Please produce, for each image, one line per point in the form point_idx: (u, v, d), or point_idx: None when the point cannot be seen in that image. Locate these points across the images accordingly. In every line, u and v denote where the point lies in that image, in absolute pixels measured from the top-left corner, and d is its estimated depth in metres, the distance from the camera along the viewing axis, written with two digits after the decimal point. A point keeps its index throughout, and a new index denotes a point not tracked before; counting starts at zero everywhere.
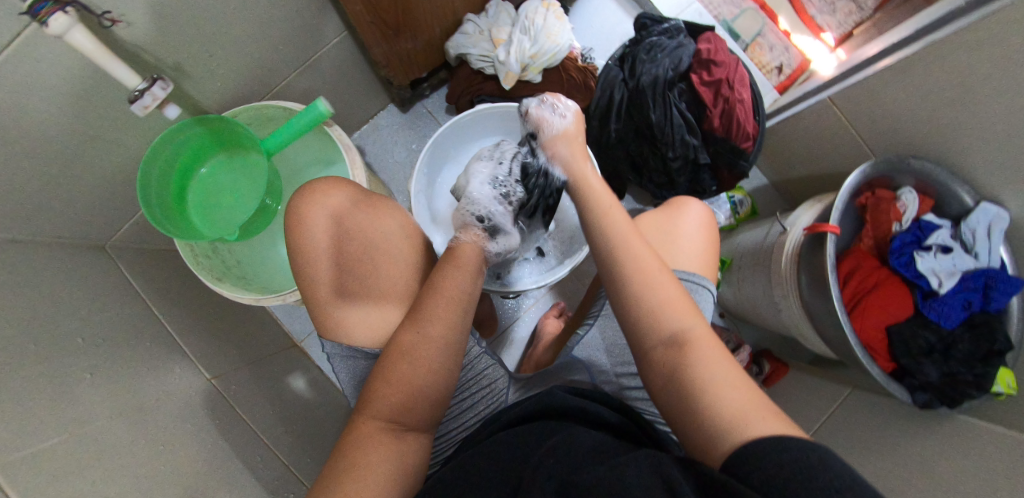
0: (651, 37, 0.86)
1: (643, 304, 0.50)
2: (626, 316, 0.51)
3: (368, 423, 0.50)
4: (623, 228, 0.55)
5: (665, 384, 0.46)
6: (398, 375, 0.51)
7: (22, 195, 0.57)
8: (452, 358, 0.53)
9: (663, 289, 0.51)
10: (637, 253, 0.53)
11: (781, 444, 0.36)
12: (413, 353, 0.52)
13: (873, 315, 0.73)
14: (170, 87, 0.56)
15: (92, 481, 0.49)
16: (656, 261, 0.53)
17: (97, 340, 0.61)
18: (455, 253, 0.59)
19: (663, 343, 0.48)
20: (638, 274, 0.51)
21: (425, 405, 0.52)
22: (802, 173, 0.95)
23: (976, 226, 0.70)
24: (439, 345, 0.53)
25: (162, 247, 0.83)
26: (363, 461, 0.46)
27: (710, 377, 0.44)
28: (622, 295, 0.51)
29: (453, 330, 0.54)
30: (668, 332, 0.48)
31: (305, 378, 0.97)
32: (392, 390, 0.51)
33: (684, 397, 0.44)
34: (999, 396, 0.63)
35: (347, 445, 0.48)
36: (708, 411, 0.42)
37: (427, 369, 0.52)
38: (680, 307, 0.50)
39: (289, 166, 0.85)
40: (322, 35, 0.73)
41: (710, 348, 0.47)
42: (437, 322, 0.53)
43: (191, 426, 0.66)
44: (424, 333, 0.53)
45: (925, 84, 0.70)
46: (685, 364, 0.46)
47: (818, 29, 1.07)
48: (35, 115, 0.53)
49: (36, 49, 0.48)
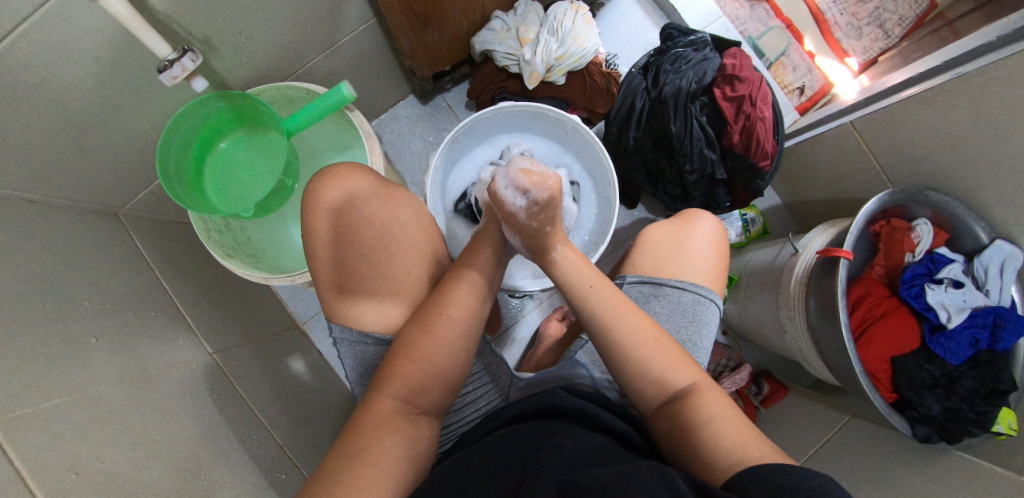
0: (677, 48, 0.87)
1: (640, 370, 0.51)
2: (626, 385, 0.53)
3: (384, 403, 0.49)
4: (610, 303, 0.54)
5: (669, 431, 0.49)
6: (418, 355, 0.52)
7: (43, 155, 0.58)
8: (469, 344, 0.55)
9: (659, 354, 0.52)
10: (629, 320, 0.53)
11: (779, 470, 0.37)
12: (435, 335, 0.53)
13: (879, 345, 0.73)
14: (198, 60, 0.56)
15: (89, 447, 0.49)
16: (650, 331, 0.53)
17: (104, 306, 0.61)
18: (476, 249, 0.59)
19: (665, 401, 0.50)
20: (632, 348, 0.52)
21: (440, 387, 0.52)
22: (818, 196, 0.95)
23: (990, 263, 0.70)
24: (462, 327, 0.54)
25: (174, 218, 0.83)
26: (380, 443, 0.46)
27: (712, 417, 0.47)
28: (617, 364, 0.53)
29: (470, 313, 0.55)
30: (670, 389, 0.51)
31: (305, 360, 0.97)
32: (411, 369, 0.51)
33: (689, 445, 0.46)
34: (999, 436, 0.64)
35: (366, 422, 0.48)
36: (715, 449, 0.44)
37: (448, 350, 0.53)
38: (678, 366, 0.52)
39: (307, 148, 0.85)
40: (349, 21, 0.73)
41: (711, 398, 0.49)
42: (457, 306, 0.54)
43: (191, 398, 0.66)
44: (449, 316, 0.54)
45: (949, 116, 0.69)
46: (689, 415, 0.48)
47: (843, 53, 1.07)
48: (61, 77, 0.53)
49: (68, 12, 0.49)
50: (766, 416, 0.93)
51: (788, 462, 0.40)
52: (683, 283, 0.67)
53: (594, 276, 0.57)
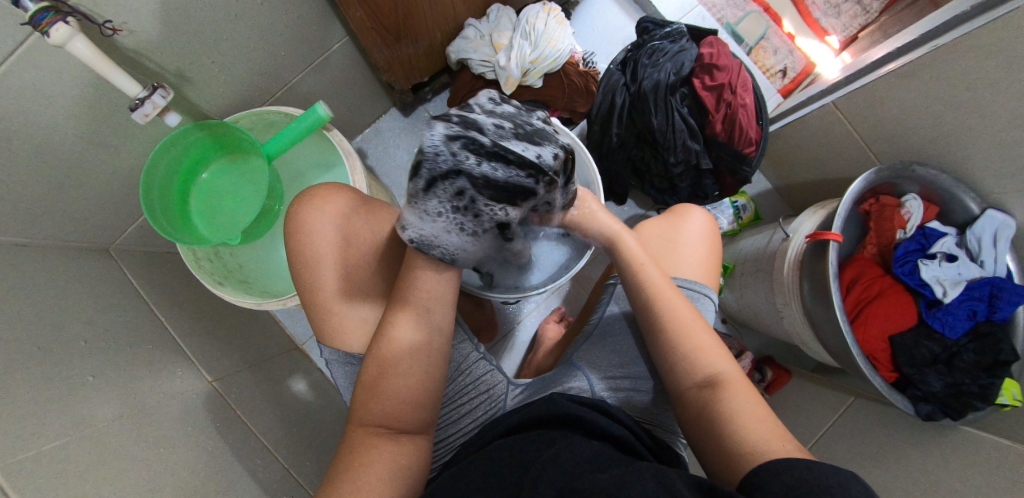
0: (653, 41, 0.86)
1: (677, 345, 0.53)
2: (662, 362, 0.54)
3: (361, 429, 0.49)
4: (661, 282, 0.57)
5: (698, 415, 0.49)
6: (380, 379, 0.51)
7: (29, 200, 0.58)
8: (430, 363, 0.52)
9: (696, 336, 0.53)
10: (675, 303, 0.55)
11: (797, 464, 0.37)
12: (392, 357, 0.51)
13: (876, 324, 0.72)
14: (169, 95, 0.56)
15: (93, 484, 0.49)
16: (691, 313, 0.55)
17: (100, 343, 0.62)
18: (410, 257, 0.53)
19: (697, 385, 0.51)
20: (676, 321, 0.54)
21: (407, 406, 0.51)
22: (806, 178, 0.94)
23: (982, 234, 0.70)
24: (415, 347, 0.52)
25: (165, 250, 0.83)
26: (369, 461, 0.47)
27: (737, 405, 0.47)
28: (659, 341, 0.54)
29: (426, 329, 0.52)
30: (701, 375, 0.51)
31: (306, 381, 0.98)
32: (374, 395, 0.50)
33: (714, 431, 0.46)
34: (1004, 408, 0.62)
35: (353, 445, 0.49)
36: (737, 442, 0.44)
37: (408, 371, 0.51)
38: (711, 352, 0.52)
39: (291, 170, 0.86)
40: (322, 40, 0.73)
41: (740, 390, 0.49)
42: (409, 324, 0.52)
43: (193, 427, 0.66)
44: (400, 338, 0.51)
45: (929, 87, 0.69)
46: (714, 402, 0.48)
47: (823, 32, 1.06)
48: (39, 121, 0.54)
49: (40, 58, 0.49)
50: (771, 403, 0.93)
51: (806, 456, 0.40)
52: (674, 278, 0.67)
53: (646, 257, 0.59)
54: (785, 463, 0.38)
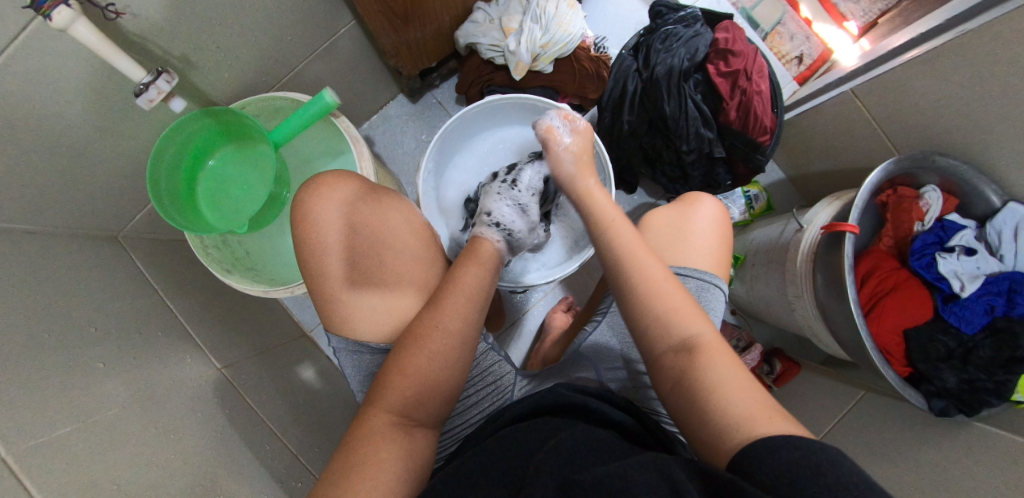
0: (667, 26, 0.84)
1: (649, 308, 0.51)
2: (634, 329, 0.52)
3: (379, 416, 0.49)
4: (626, 241, 0.56)
5: (673, 385, 0.47)
6: (412, 366, 0.51)
7: (36, 188, 0.58)
8: (462, 357, 0.54)
9: (669, 297, 0.52)
10: (643, 263, 0.54)
11: (788, 443, 0.36)
12: (430, 345, 0.52)
13: (890, 319, 0.72)
14: (175, 80, 0.55)
15: (105, 471, 0.50)
16: (663, 274, 0.53)
17: (110, 330, 0.62)
18: (476, 247, 0.61)
19: (670, 351, 0.49)
20: (645, 285, 0.52)
21: (434, 397, 0.52)
22: (821, 168, 0.92)
23: (1003, 227, 0.68)
24: (456, 337, 0.53)
25: (172, 237, 0.83)
26: (375, 458, 0.45)
27: (718, 377, 0.45)
28: (629, 302, 0.53)
29: (463, 322, 0.54)
30: (676, 340, 0.49)
31: (314, 368, 0.98)
32: (404, 381, 0.51)
33: (692, 402, 0.45)
34: (1020, 405, 0.62)
35: (360, 436, 0.47)
36: (721, 418, 0.42)
37: (440, 361, 0.52)
38: (687, 315, 0.50)
39: (299, 156, 0.85)
40: (330, 24, 0.72)
41: (719, 355, 0.47)
42: (453, 316, 0.54)
43: (203, 414, 0.67)
44: (443, 326, 0.53)
45: (953, 75, 0.67)
46: (693, 371, 0.46)
47: (840, 18, 1.03)
48: (43, 107, 0.53)
49: (42, 43, 0.48)
50: (780, 395, 0.92)
51: (801, 433, 0.38)
52: (685, 268, 0.65)
53: (615, 215, 0.60)
54: (780, 440, 0.36)
